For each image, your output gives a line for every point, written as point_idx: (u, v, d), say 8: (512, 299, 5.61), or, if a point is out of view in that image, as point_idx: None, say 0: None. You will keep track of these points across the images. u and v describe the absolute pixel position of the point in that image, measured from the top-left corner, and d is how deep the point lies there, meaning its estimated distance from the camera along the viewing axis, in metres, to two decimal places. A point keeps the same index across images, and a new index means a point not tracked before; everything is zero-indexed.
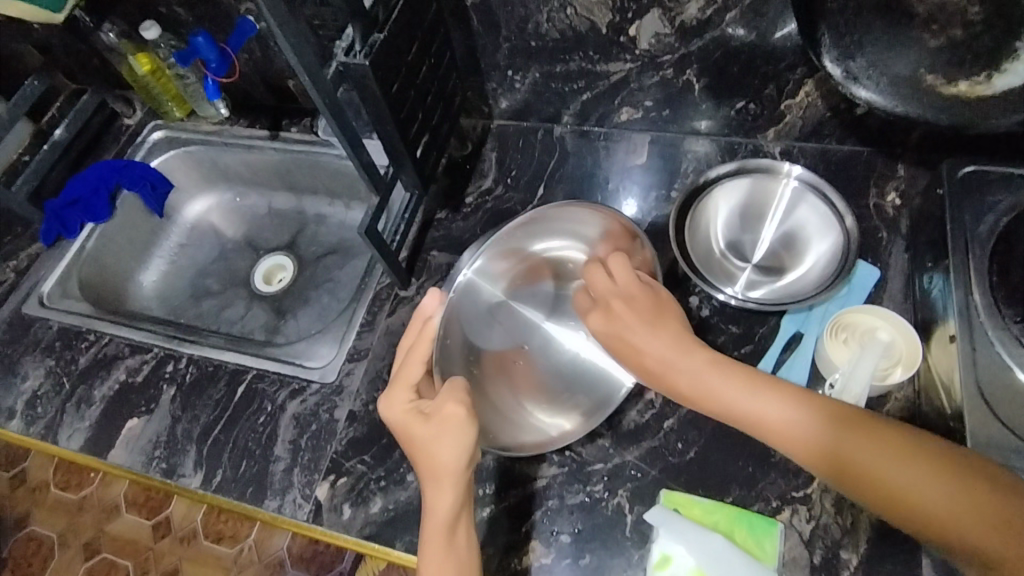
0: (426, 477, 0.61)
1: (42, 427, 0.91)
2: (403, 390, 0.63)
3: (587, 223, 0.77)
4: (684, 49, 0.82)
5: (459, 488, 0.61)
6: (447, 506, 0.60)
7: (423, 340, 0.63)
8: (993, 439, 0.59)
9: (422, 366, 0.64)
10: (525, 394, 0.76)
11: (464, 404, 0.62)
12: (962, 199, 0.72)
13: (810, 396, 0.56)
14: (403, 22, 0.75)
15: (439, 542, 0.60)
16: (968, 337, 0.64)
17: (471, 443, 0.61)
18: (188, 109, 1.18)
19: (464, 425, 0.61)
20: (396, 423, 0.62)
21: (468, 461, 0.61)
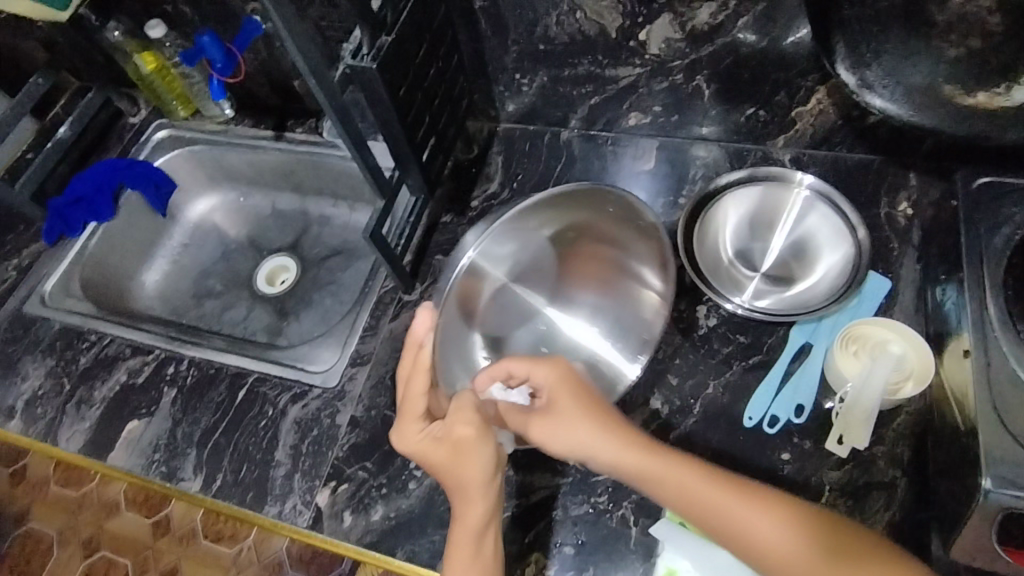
0: (454, 493, 0.62)
1: (42, 427, 0.90)
2: (410, 421, 0.62)
3: (596, 206, 0.72)
4: (695, 54, 0.81)
5: (487, 499, 0.61)
6: (479, 519, 0.61)
7: (419, 371, 0.60)
8: (1010, 456, 0.57)
9: (424, 396, 0.61)
10: None
11: (474, 422, 0.62)
12: (977, 211, 0.70)
13: (776, 503, 0.56)
14: (411, 24, 0.74)
15: (468, 553, 0.59)
16: (982, 350, 0.62)
17: (491, 455, 0.62)
18: (193, 109, 1.17)
19: (478, 442, 0.61)
20: (412, 453, 0.61)
21: (491, 472, 0.62)
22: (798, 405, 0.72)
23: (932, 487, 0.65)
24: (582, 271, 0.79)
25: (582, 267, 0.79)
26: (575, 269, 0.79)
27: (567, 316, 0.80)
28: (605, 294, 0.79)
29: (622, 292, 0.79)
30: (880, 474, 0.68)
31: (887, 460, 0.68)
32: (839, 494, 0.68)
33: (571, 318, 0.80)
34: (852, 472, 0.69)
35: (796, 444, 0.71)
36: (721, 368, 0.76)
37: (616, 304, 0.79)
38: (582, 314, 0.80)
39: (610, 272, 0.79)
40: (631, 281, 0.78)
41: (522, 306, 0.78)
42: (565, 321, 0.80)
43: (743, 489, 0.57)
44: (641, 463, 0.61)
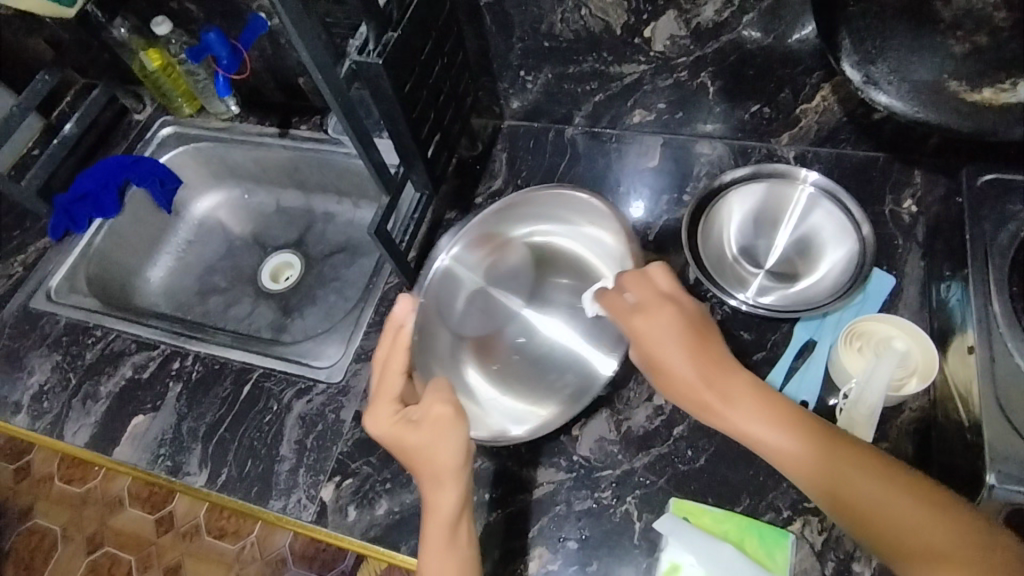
0: (426, 480, 0.61)
1: (48, 422, 0.90)
2: (386, 403, 0.63)
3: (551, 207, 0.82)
4: (699, 51, 0.81)
5: (461, 486, 0.60)
6: (452, 506, 0.60)
7: (398, 349, 0.63)
8: (1012, 452, 0.57)
9: (401, 375, 0.63)
10: (509, 387, 0.78)
11: (451, 402, 0.62)
12: (982, 208, 0.70)
13: (810, 430, 0.57)
14: (417, 20, 0.74)
15: (442, 543, 0.60)
16: (987, 347, 0.62)
17: (464, 438, 0.61)
18: (197, 106, 1.18)
19: (454, 423, 0.61)
20: (384, 436, 0.62)
21: (466, 456, 0.61)
22: (802, 401, 0.72)
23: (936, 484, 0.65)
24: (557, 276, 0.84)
25: (556, 269, 0.85)
26: (551, 271, 0.85)
27: (543, 316, 0.82)
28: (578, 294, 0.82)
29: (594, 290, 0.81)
30: None
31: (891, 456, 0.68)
32: None
33: (547, 318, 0.82)
34: None
35: None
36: None
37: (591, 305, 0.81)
38: (559, 316, 0.82)
39: (582, 272, 0.83)
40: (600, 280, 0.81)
41: (500, 308, 0.84)
42: (541, 321, 0.82)
43: (793, 417, 0.58)
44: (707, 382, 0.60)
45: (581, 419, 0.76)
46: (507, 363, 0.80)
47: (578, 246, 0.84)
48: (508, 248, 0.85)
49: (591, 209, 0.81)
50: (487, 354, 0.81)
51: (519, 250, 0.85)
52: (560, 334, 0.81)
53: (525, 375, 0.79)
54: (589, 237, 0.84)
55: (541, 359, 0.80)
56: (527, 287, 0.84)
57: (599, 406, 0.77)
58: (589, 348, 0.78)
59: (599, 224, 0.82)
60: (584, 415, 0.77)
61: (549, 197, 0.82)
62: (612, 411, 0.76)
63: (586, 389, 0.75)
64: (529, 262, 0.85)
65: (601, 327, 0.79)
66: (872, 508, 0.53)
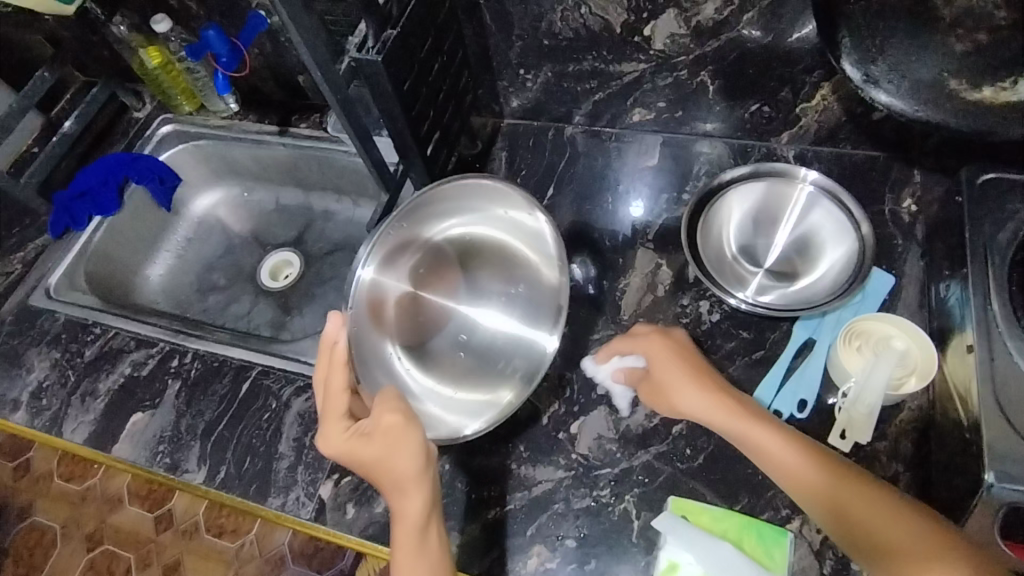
0: (389, 489, 0.62)
1: (47, 419, 0.90)
2: (335, 421, 0.63)
3: (460, 199, 0.83)
4: (699, 50, 0.81)
5: (424, 490, 0.61)
6: (419, 511, 0.61)
7: (337, 367, 0.63)
8: (1011, 451, 0.57)
9: (344, 394, 0.63)
10: (458, 383, 0.80)
11: (400, 411, 0.63)
12: (981, 207, 0.70)
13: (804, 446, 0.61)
14: (417, 18, 0.74)
15: (414, 549, 0.60)
16: (986, 346, 0.62)
17: (420, 443, 0.62)
18: (197, 103, 1.18)
19: (406, 428, 0.62)
20: (338, 454, 0.62)
21: (425, 460, 0.62)
22: (801, 400, 0.72)
23: (934, 482, 0.65)
24: (487, 265, 0.85)
25: (479, 261, 0.86)
26: (476, 264, 0.86)
27: (479, 308, 0.84)
28: (511, 281, 0.84)
29: (526, 273, 0.83)
30: (882, 469, 0.68)
31: (889, 455, 0.68)
32: None
33: (484, 309, 0.84)
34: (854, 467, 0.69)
35: None
36: (724, 363, 0.76)
37: (525, 287, 0.83)
38: (495, 304, 0.84)
39: (507, 258, 0.85)
40: (528, 265, 0.83)
41: (436, 312, 0.84)
42: (479, 314, 0.84)
43: (791, 437, 0.61)
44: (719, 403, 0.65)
45: (580, 418, 0.76)
46: (455, 361, 0.81)
47: (502, 233, 0.85)
48: (428, 252, 0.85)
49: (497, 192, 0.82)
50: (431, 357, 0.82)
51: (440, 250, 0.85)
52: (501, 321, 0.82)
53: (474, 369, 0.80)
54: (511, 222, 0.84)
55: (489, 350, 0.81)
56: (456, 283, 0.85)
57: (597, 405, 0.77)
58: (530, 327, 0.80)
59: (511, 206, 0.83)
60: (583, 413, 0.77)
61: (453, 189, 0.81)
62: (611, 409, 0.76)
63: (535, 367, 0.77)
64: (452, 259, 0.86)
65: (539, 304, 0.81)
66: (862, 521, 0.56)
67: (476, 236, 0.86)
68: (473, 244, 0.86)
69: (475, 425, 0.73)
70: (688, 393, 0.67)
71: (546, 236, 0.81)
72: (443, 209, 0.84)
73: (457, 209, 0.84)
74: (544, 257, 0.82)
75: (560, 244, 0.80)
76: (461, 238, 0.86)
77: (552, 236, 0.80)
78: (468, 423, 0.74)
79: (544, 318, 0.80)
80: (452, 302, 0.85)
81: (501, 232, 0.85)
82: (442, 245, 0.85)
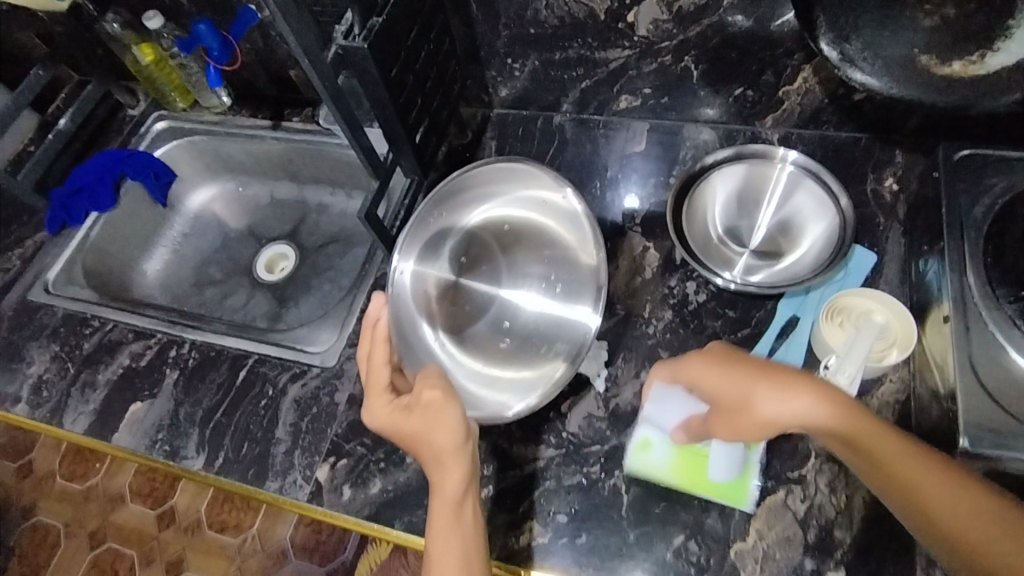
0: (429, 464, 0.62)
1: (47, 410, 0.92)
2: (378, 394, 0.65)
3: (495, 183, 0.87)
4: (682, 35, 0.83)
5: (462, 466, 0.61)
6: (456, 487, 0.61)
7: (378, 342, 0.66)
8: (985, 417, 0.59)
9: (386, 367, 0.66)
10: (506, 367, 0.80)
11: (440, 386, 0.64)
12: (957, 182, 0.72)
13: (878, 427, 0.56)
14: (402, 6, 0.75)
15: (449, 522, 0.60)
16: (961, 316, 0.64)
17: (460, 418, 0.62)
18: (191, 100, 1.19)
19: (446, 404, 0.62)
20: (380, 426, 0.64)
21: (464, 435, 0.62)
22: None
23: None
24: (526, 250, 0.86)
25: (518, 246, 0.87)
26: (515, 249, 0.86)
27: (520, 291, 0.84)
28: (552, 264, 0.84)
29: (564, 254, 0.84)
30: None
31: None
32: (824, 460, 0.70)
33: (524, 292, 0.84)
34: None
35: None
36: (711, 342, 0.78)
37: (564, 268, 0.83)
38: (536, 287, 0.84)
39: (545, 241, 0.85)
40: (567, 248, 0.84)
41: (477, 299, 0.85)
42: (519, 297, 0.84)
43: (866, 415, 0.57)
44: (797, 394, 0.58)
45: (570, 398, 0.78)
46: (501, 350, 0.82)
47: (538, 217, 0.87)
48: (463, 241, 0.87)
49: (528, 175, 0.86)
50: (474, 342, 0.83)
51: (477, 239, 0.88)
52: (542, 302, 0.83)
53: (521, 353, 0.81)
54: (547, 204, 0.86)
55: (532, 333, 0.82)
56: (495, 270, 0.86)
57: (588, 384, 0.78)
58: (571, 305, 0.81)
59: (542, 189, 0.86)
60: (574, 393, 0.78)
61: (482, 174, 0.86)
62: (600, 389, 0.78)
63: (579, 345, 0.77)
64: (490, 246, 0.87)
65: (579, 283, 0.81)
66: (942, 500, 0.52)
67: (513, 222, 0.87)
68: (510, 230, 0.87)
69: (519, 405, 0.74)
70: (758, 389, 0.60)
71: (582, 217, 0.83)
72: (471, 197, 0.87)
73: (488, 198, 0.88)
74: (580, 238, 0.83)
75: (594, 222, 0.82)
76: (499, 225, 0.88)
77: (589, 217, 0.82)
78: (512, 407, 0.75)
79: (583, 296, 0.80)
80: (491, 288, 0.85)
81: (539, 215, 0.87)
82: (478, 234, 0.88)
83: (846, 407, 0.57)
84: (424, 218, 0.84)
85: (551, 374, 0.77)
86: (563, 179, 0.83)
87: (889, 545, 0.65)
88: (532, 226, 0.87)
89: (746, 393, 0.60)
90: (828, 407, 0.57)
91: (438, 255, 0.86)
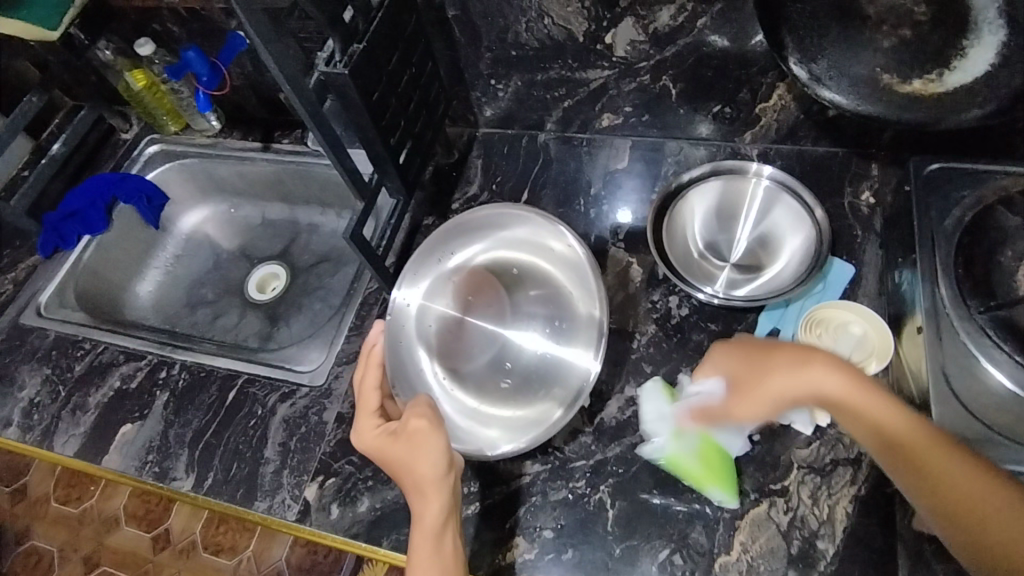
0: (412, 491, 0.63)
1: (38, 433, 0.92)
2: (367, 418, 0.67)
3: (505, 226, 0.88)
4: (659, 55, 0.85)
5: (442, 496, 0.62)
6: (436, 516, 0.61)
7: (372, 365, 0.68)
8: (959, 424, 0.61)
9: (376, 391, 0.68)
10: (500, 408, 0.80)
11: (427, 415, 0.64)
12: (928, 196, 0.74)
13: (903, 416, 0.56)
14: (384, 31, 0.77)
15: (429, 551, 0.60)
16: (934, 325, 0.66)
17: (443, 449, 0.62)
18: (183, 123, 1.21)
19: (431, 434, 0.63)
20: (368, 448, 0.65)
21: (446, 466, 0.62)
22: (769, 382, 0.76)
23: None
24: (534, 293, 0.86)
25: (522, 288, 0.86)
26: (520, 291, 0.86)
27: (521, 332, 0.84)
28: (556, 308, 0.84)
29: (566, 297, 0.84)
30: (846, 451, 0.71)
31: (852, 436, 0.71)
32: (806, 471, 0.71)
33: (526, 333, 0.84)
34: (819, 449, 0.72)
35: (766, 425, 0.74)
36: (693, 356, 0.79)
37: (567, 314, 0.83)
38: (540, 328, 0.84)
39: (549, 284, 0.85)
40: (571, 292, 0.84)
41: (479, 336, 0.85)
42: (521, 337, 0.84)
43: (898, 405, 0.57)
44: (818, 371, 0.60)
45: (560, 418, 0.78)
46: (498, 390, 0.81)
47: (546, 262, 0.86)
48: (469, 278, 0.88)
49: (536, 222, 0.85)
50: (472, 380, 0.83)
51: (483, 277, 0.87)
52: (542, 344, 0.83)
53: (518, 397, 0.80)
54: (553, 251, 0.86)
55: (533, 374, 0.81)
56: (499, 309, 0.86)
57: None
58: (570, 350, 0.81)
59: (546, 234, 0.85)
60: None
61: (492, 216, 0.87)
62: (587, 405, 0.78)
63: (577, 390, 0.76)
64: (496, 287, 0.87)
65: (578, 327, 0.81)
66: (977, 495, 0.52)
67: (523, 266, 0.87)
68: (518, 273, 0.87)
69: (506, 446, 0.73)
70: (778, 367, 0.62)
71: (584, 264, 0.82)
72: (480, 235, 0.88)
73: (496, 238, 0.88)
74: (584, 288, 0.82)
75: (597, 273, 0.81)
76: (509, 266, 0.88)
77: (591, 268, 0.81)
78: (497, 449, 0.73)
79: (581, 339, 0.81)
80: (493, 327, 0.85)
81: (546, 261, 0.86)
82: (486, 272, 0.88)
83: (857, 386, 0.58)
84: (431, 253, 0.87)
85: (545, 419, 0.76)
86: (565, 228, 0.83)
87: (872, 555, 0.66)
88: (540, 270, 0.86)
89: (760, 372, 0.63)
90: (841, 382, 0.59)
91: (446, 293, 0.87)
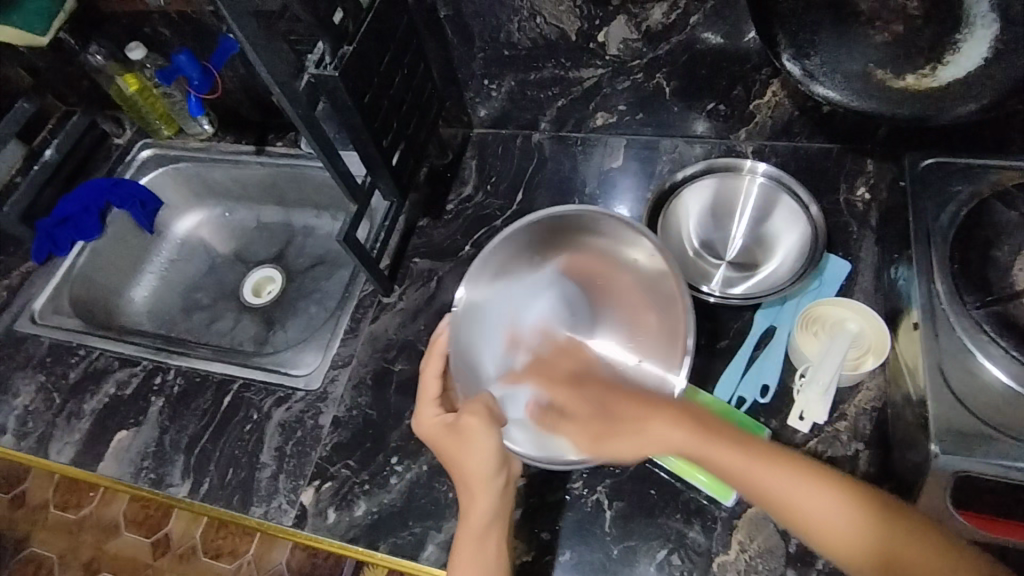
0: (461, 487, 0.64)
1: (33, 440, 0.92)
2: (427, 404, 0.67)
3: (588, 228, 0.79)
4: (652, 53, 0.84)
5: (490, 495, 0.62)
6: (485, 512, 0.62)
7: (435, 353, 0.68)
8: (957, 422, 0.60)
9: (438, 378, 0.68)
10: None
11: (482, 413, 0.62)
12: (923, 192, 0.74)
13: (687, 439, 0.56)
14: (374, 33, 0.77)
15: (471, 550, 0.61)
16: (930, 322, 0.65)
17: (495, 450, 0.61)
18: (177, 127, 1.20)
19: (481, 433, 0.61)
20: (424, 434, 0.66)
21: (496, 467, 0.62)
22: (764, 385, 0.75)
23: (892, 459, 0.68)
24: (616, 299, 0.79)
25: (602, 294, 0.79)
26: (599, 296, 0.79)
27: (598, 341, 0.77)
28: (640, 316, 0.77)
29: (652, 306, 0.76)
30: (844, 448, 0.70)
31: (850, 434, 0.71)
32: None
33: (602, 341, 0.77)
34: (817, 447, 0.71)
35: (763, 423, 0.73)
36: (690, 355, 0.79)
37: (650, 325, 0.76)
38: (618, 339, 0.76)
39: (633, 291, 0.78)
40: (657, 302, 0.76)
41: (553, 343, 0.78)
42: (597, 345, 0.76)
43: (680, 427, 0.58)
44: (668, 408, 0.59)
45: None
46: None
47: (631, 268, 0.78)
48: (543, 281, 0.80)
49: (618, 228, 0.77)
50: None
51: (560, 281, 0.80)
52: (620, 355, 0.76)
53: None
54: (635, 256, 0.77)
55: None
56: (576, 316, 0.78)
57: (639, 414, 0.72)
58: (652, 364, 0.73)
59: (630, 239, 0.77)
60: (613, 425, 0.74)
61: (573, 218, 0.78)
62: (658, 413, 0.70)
63: None
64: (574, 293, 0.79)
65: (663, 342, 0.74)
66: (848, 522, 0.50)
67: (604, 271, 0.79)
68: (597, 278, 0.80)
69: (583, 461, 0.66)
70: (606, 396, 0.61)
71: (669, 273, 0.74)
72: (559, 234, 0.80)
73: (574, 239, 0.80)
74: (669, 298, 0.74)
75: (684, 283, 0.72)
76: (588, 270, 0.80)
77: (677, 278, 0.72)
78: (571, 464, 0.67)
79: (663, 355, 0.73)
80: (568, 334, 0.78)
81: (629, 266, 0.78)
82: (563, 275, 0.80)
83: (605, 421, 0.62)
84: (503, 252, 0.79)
85: None
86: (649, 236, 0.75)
87: None
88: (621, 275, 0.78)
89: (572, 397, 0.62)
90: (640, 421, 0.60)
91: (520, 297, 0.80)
